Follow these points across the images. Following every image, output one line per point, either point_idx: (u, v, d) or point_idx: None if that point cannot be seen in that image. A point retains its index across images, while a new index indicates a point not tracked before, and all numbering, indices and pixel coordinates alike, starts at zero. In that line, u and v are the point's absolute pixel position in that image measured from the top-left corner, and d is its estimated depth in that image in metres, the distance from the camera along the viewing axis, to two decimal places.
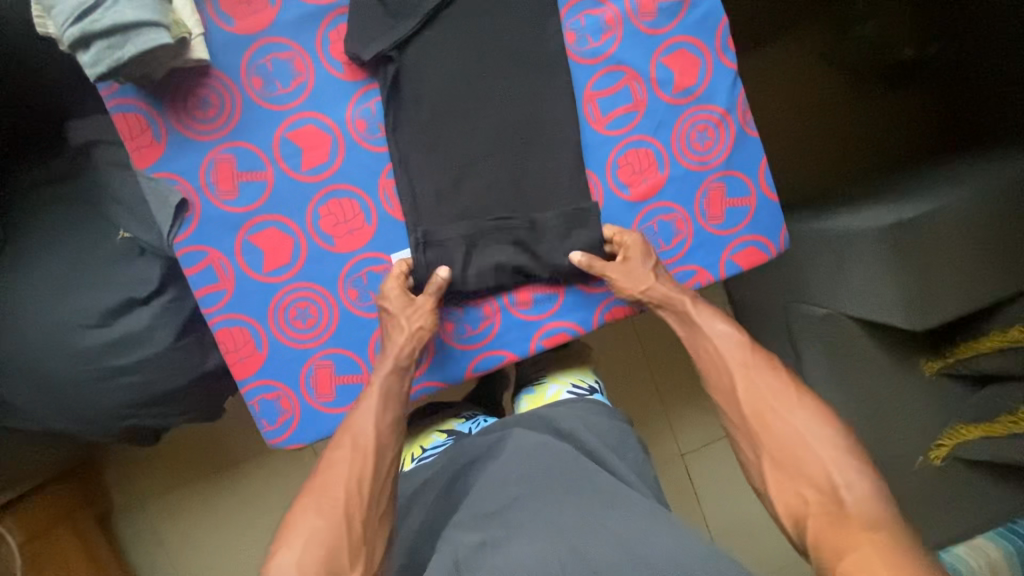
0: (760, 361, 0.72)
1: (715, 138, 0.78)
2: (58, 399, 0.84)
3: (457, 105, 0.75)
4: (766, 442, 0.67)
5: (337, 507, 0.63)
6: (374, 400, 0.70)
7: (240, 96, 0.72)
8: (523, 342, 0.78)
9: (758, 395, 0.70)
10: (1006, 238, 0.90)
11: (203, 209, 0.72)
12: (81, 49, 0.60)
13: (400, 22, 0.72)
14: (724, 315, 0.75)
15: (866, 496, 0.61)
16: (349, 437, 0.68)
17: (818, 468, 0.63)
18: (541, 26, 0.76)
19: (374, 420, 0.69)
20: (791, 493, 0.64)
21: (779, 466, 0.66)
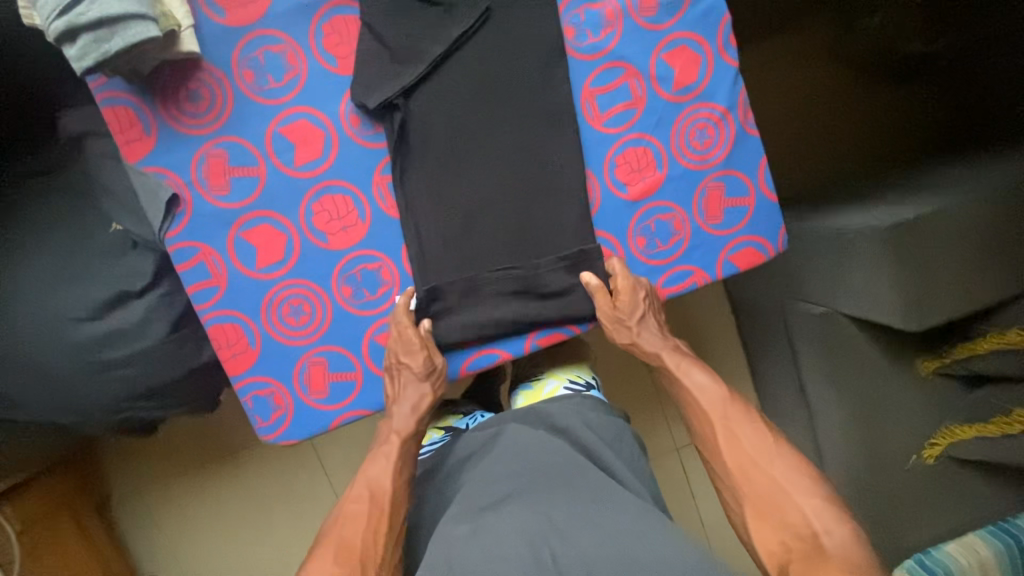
0: (738, 412, 0.73)
1: (715, 137, 0.77)
2: (53, 391, 0.84)
3: (455, 101, 0.73)
4: (746, 491, 0.68)
5: (353, 553, 0.64)
6: (392, 459, 0.73)
7: (231, 89, 0.71)
8: (518, 340, 0.78)
9: (738, 446, 0.70)
10: (1008, 240, 0.89)
11: (195, 204, 0.72)
12: (67, 42, 0.58)
13: (407, 67, 0.71)
14: (704, 367, 0.77)
15: (845, 541, 0.62)
16: (367, 492, 0.70)
17: (797, 515, 0.64)
18: (540, 20, 0.74)
19: (391, 476, 0.72)
20: (775, 542, 0.64)
21: (760, 515, 0.66)
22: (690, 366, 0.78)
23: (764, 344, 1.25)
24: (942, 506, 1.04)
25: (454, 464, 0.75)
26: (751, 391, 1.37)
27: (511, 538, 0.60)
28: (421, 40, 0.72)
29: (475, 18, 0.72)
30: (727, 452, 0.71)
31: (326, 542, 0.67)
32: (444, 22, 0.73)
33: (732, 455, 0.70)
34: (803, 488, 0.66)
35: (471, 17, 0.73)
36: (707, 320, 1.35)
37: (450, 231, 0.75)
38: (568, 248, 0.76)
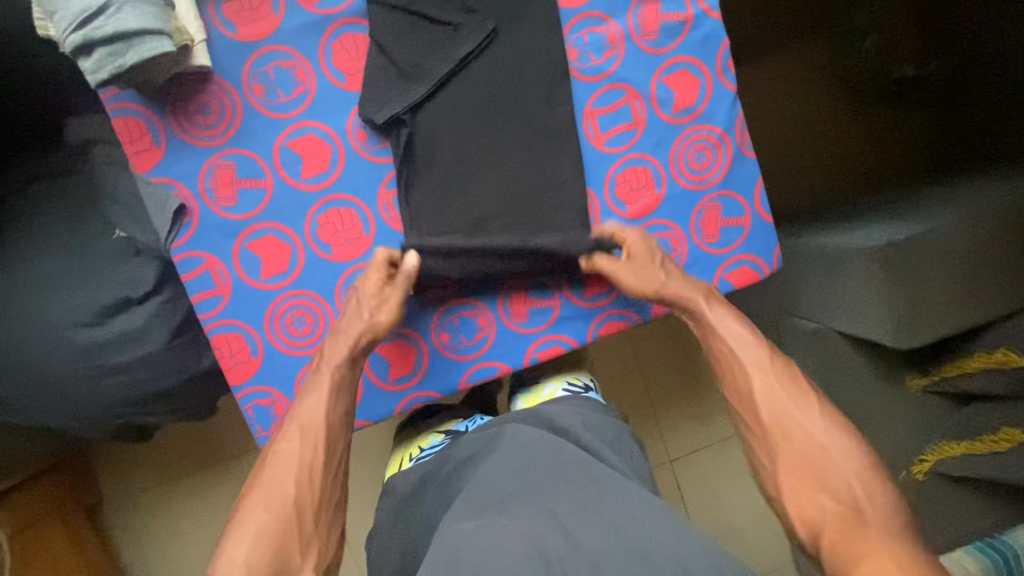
0: (780, 367, 0.73)
1: (712, 158, 0.79)
2: (50, 396, 0.84)
3: (459, 116, 0.75)
4: (783, 448, 0.67)
5: (286, 501, 0.63)
6: (325, 390, 0.70)
7: (241, 101, 0.72)
8: (518, 354, 0.79)
9: (779, 403, 0.70)
10: (995, 261, 0.91)
11: (202, 214, 0.73)
12: (83, 55, 0.60)
13: (413, 84, 0.73)
14: (738, 314, 0.76)
15: (886, 506, 0.61)
16: (300, 429, 0.67)
17: (837, 478, 0.63)
18: (543, 38, 0.76)
19: (325, 411, 0.69)
20: (812, 501, 0.63)
21: (793, 471, 0.65)
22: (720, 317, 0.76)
23: None
24: (931, 521, 1.06)
25: (456, 465, 0.76)
26: None
27: (510, 533, 0.60)
28: (427, 58, 0.73)
29: (480, 38, 0.73)
30: (765, 407, 0.70)
31: (258, 481, 0.64)
32: (450, 40, 0.74)
33: (772, 413, 0.69)
34: (843, 451, 0.65)
35: (478, 35, 0.73)
36: None
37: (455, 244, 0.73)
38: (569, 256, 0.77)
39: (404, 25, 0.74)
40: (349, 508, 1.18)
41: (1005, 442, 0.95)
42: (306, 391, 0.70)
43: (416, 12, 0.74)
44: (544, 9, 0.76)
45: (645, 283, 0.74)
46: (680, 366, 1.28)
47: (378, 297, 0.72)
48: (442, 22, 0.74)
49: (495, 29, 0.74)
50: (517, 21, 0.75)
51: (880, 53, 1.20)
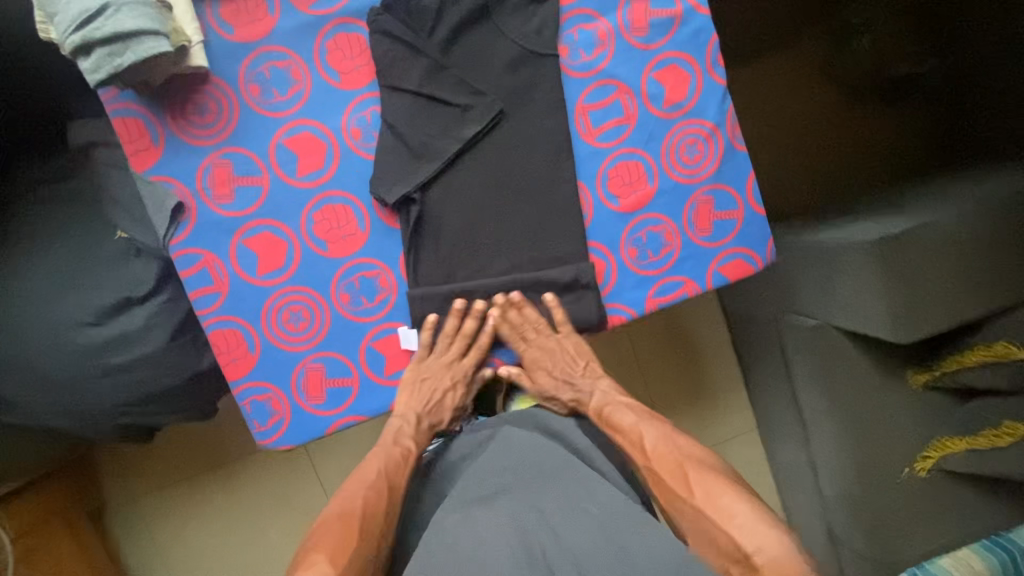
0: (662, 445, 0.75)
1: (704, 151, 0.80)
2: (54, 396, 0.85)
3: (447, 112, 0.75)
4: (683, 525, 0.68)
5: (372, 535, 0.68)
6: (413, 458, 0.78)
7: (237, 101, 0.74)
8: (512, 349, 0.81)
9: (664, 483, 0.72)
10: (993, 254, 0.91)
11: (199, 212, 0.74)
12: (82, 56, 0.61)
13: (423, 163, 0.74)
14: (633, 408, 0.80)
15: (780, 553, 0.60)
16: (387, 485, 0.74)
17: (725, 537, 0.63)
18: (533, 37, 0.76)
19: (406, 476, 0.76)
20: (717, 567, 0.63)
21: (697, 539, 0.66)
22: (618, 409, 0.80)
23: (758, 357, 1.27)
24: (936, 519, 1.04)
25: (451, 464, 0.78)
26: (746, 403, 1.38)
27: (496, 528, 0.62)
28: (438, 138, 0.75)
29: (488, 120, 0.75)
30: (657, 489, 0.72)
31: (349, 522, 0.68)
32: (458, 120, 0.75)
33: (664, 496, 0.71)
34: (727, 511, 0.65)
35: (486, 116, 0.75)
36: (702, 332, 1.36)
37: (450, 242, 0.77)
38: (562, 253, 0.78)
39: (416, 107, 0.75)
40: None
41: (1008, 437, 0.95)
42: (385, 455, 0.77)
43: (428, 94, 0.75)
44: (533, 9, 0.77)
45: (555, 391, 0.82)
46: None
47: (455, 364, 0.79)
48: (453, 104, 0.75)
49: (502, 112, 0.75)
50: (507, 21, 0.76)
51: (875, 53, 1.20)
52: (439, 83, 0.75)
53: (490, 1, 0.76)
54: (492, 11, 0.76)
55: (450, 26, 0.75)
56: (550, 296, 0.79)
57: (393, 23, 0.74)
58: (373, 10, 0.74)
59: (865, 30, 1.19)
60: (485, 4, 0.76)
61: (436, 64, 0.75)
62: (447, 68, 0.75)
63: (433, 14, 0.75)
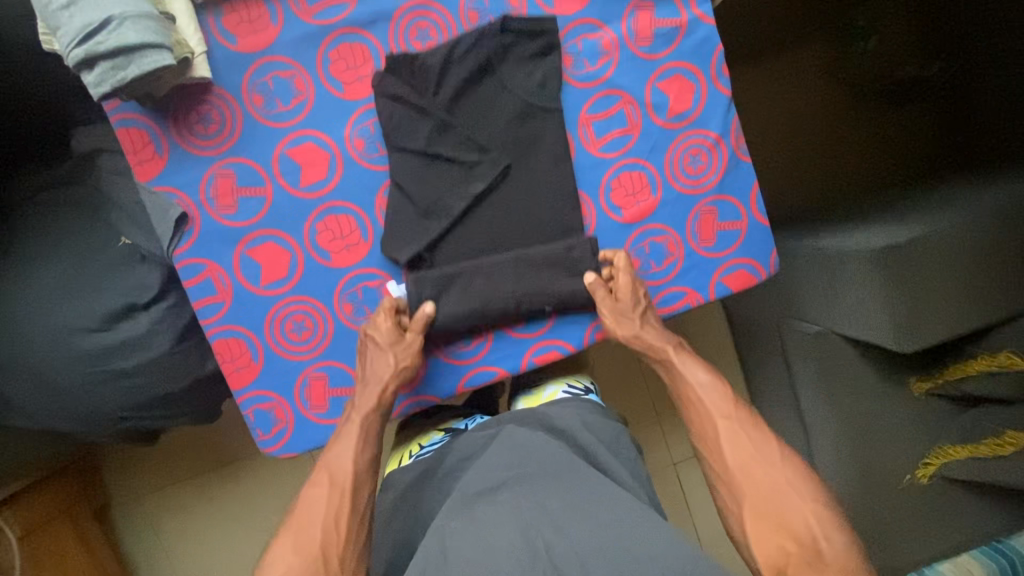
0: (744, 417, 0.73)
1: (707, 162, 0.79)
2: (58, 400, 0.86)
3: (454, 169, 0.76)
4: (745, 493, 0.69)
5: (313, 545, 0.64)
6: (353, 436, 0.73)
7: (240, 111, 0.74)
8: (514, 359, 0.80)
9: (743, 449, 0.71)
10: (998, 264, 0.91)
11: (203, 222, 0.74)
12: (85, 69, 0.61)
13: (430, 221, 0.75)
14: (707, 366, 0.78)
15: (843, 550, 0.62)
16: (330, 475, 0.70)
17: (799, 521, 0.65)
18: (536, 90, 0.76)
19: (353, 457, 0.72)
20: (773, 545, 0.65)
21: (759, 514, 0.66)
22: (690, 363, 0.79)
23: (760, 361, 1.27)
24: (937, 525, 1.04)
25: (455, 462, 0.77)
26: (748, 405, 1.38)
27: (502, 529, 0.61)
28: (447, 195, 0.75)
29: (494, 176, 0.75)
30: (730, 452, 0.71)
31: (290, 522, 0.67)
32: (464, 178, 0.76)
33: (736, 455, 0.71)
34: (805, 495, 0.66)
35: (491, 173, 0.75)
36: (704, 334, 1.36)
37: (450, 306, 0.76)
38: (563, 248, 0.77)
39: (423, 166, 0.75)
40: None
41: (1010, 446, 0.96)
42: (339, 436, 0.74)
43: (434, 153, 0.75)
44: (536, 62, 0.77)
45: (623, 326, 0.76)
46: None
47: (396, 342, 0.74)
48: (458, 162, 0.75)
49: (509, 168, 0.76)
50: (510, 74, 0.76)
51: (881, 54, 1.19)
52: (445, 142, 0.75)
53: (493, 56, 0.75)
54: (495, 66, 0.76)
55: (455, 82, 0.75)
56: (590, 275, 0.76)
57: (397, 86, 0.74)
58: (378, 73, 0.74)
59: (870, 32, 1.18)
60: (489, 60, 0.75)
61: (442, 123, 0.75)
62: (453, 127, 0.75)
63: (436, 73, 0.74)
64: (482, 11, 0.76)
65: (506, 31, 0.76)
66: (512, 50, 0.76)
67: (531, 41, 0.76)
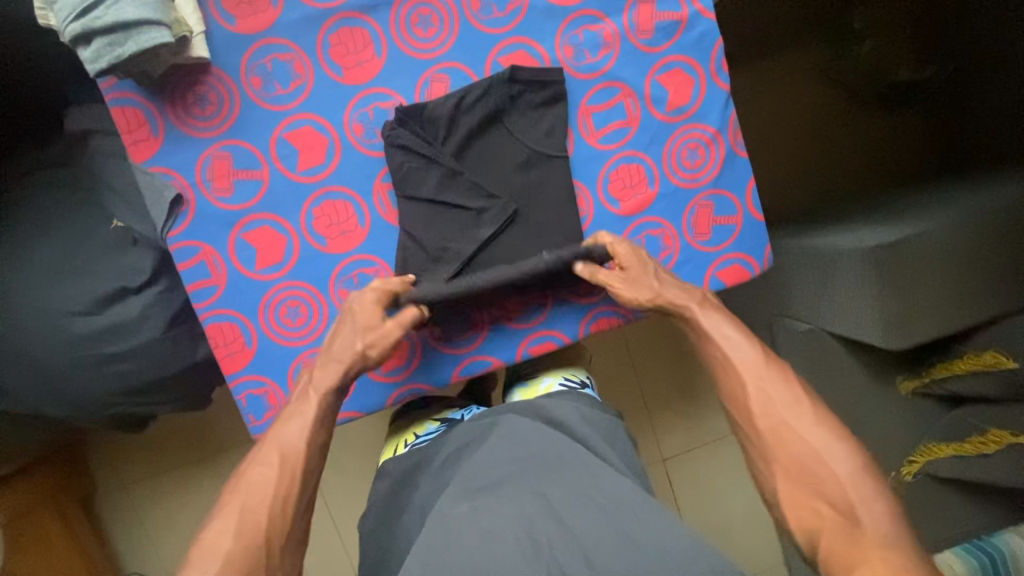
0: (773, 373, 0.66)
1: (705, 156, 0.80)
2: (47, 384, 0.85)
3: (463, 215, 0.76)
4: (779, 457, 0.62)
5: (258, 529, 0.58)
6: (311, 410, 0.67)
7: (238, 93, 0.73)
8: (511, 349, 0.80)
9: (772, 409, 0.64)
10: (986, 264, 0.92)
11: (199, 205, 0.73)
12: (82, 45, 0.60)
13: (440, 266, 0.76)
14: (733, 319, 0.72)
15: (881, 514, 0.57)
16: (279, 456, 0.63)
17: (833, 486, 0.58)
18: (542, 139, 0.77)
19: (307, 437, 0.65)
20: (807, 509, 0.59)
21: (792, 478, 0.61)
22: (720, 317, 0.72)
23: None
24: None
25: (452, 452, 0.77)
26: None
27: (502, 520, 0.62)
28: (455, 239, 0.76)
29: (502, 221, 0.76)
30: (759, 414, 0.65)
31: (229, 506, 0.59)
32: (473, 223, 0.76)
33: (765, 416, 0.64)
34: (840, 459, 0.60)
35: (499, 218, 0.76)
36: None
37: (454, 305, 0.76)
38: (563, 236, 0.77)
39: (433, 213, 0.76)
40: (342, 498, 1.20)
41: (993, 444, 0.96)
42: (289, 417, 0.66)
43: (443, 200, 0.76)
44: (542, 110, 0.78)
45: (637, 292, 0.74)
46: (675, 365, 1.28)
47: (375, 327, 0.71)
48: (467, 208, 0.76)
49: (517, 214, 0.76)
50: (518, 124, 0.78)
51: (878, 56, 1.19)
52: (454, 189, 0.76)
53: (501, 104, 0.76)
54: (502, 113, 0.77)
55: (462, 132, 0.76)
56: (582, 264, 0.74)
57: (408, 137, 0.74)
58: (388, 123, 0.74)
59: (866, 35, 1.18)
60: (496, 109, 0.76)
61: (451, 171, 0.75)
62: (461, 173, 0.76)
63: (445, 123, 0.75)
64: None
65: (515, 81, 0.76)
66: (520, 99, 0.77)
67: (539, 91, 0.77)
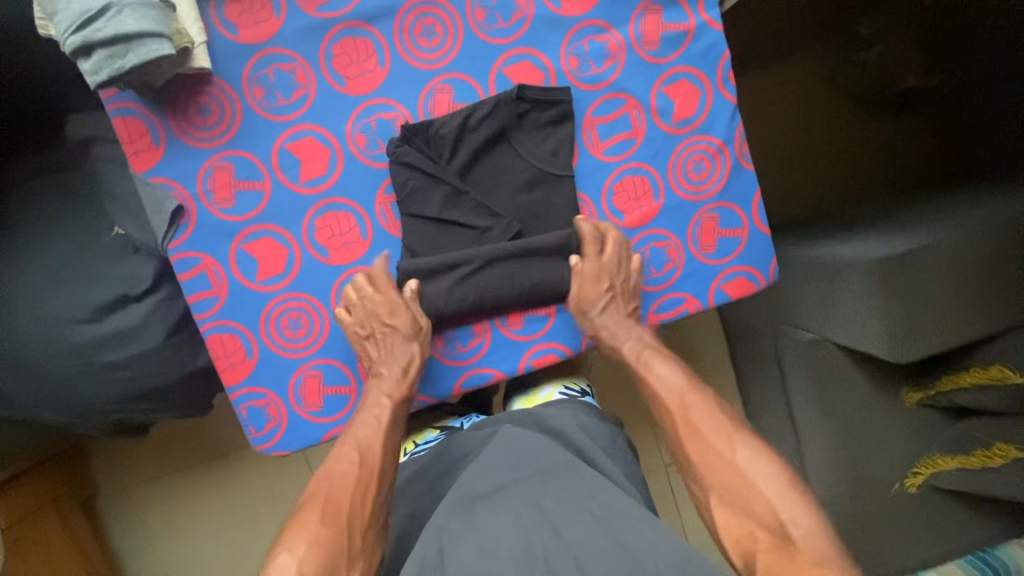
0: (698, 404, 0.73)
1: (711, 168, 0.79)
2: (47, 391, 0.84)
3: (467, 235, 0.76)
4: (709, 480, 0.67)
5: (340, 516, 0.63)
6: (385, 417, 0.73)
7: (240, 103, 0.72)
8: (512, 362, 0.79)
9: (699, 437, 0.70)
10: (993, 277, 0.91)
11: (200, 215, 0.73)
12: (82, 57, 0.60)
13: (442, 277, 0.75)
14: (667, 358, 0.78)
15: (810, 530, 0.59)
16: (358, 454, 0.70)
17: (761, 504, 0.62)
18: (549, 158, 0.77)
19: (381, 440, 0.72)
20: (740, 529, 0.62)
21: (725, 501, 0.65)
22: (657, 355, 0.78)
23: (754, 366, 1.27)
24: (924, 534, 1.06)
25: (451, 461, 0.77)
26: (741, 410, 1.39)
27: (499, 531, 0.61)
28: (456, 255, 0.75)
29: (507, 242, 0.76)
30: (689, 443, 0.70)
31: (316, 497, 0.65)
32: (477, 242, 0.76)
33: (695, 445, 0.70)
34: (766, 476, 0.64)
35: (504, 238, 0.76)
36: (699, 338, 1.36)
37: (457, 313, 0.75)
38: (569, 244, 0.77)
39: (434, 231, 0.76)
40: None
41: (999, 458, 0.97)
42: (360, 421, 0.72)
43: (446, 219, 0.75)
44: (549, 129, 0.77)
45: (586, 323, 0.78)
46: None
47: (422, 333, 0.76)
48: (470, 228, 0.76)
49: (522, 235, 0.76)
50: (524, 141, 0.77)
51: (883, 63, 1.19)
52: (459, 208, 0.76)
53: (507, 124, 0.76)
54: (509, 132, 0.76)
55: (468, 152, 0.75)
56: (576, 258, 0.77)
57: (412, 155, 0.74)
58: (393, 140, 0.74)
59: (873, 41, 1.18)
60: (503, 128, 0.76)
61: (456, 190, 0.75)
62: (466, 193, 0.75)
63: (451, 141, 0.74)
64: (489, 8, 0.75)
65: (522, 100, 0.75)
66: (526, 118, 0.76)
67: (547, 109, 0.76)
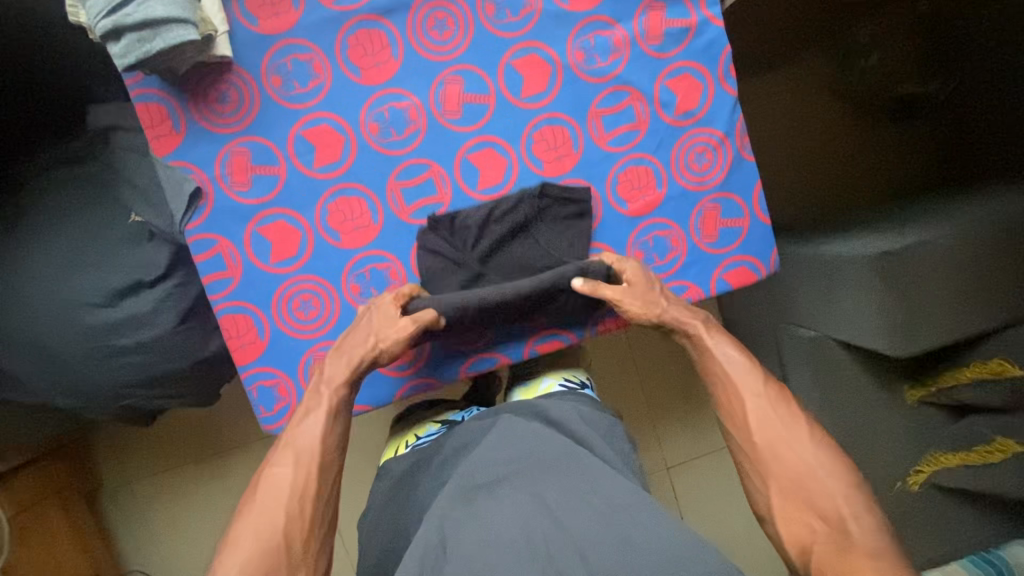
0: (771, 394, 0.71)
1: (713, 160, 0.82)
2: (59, 375, 0.86)
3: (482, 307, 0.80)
4: (775, 472, 0.66)
5: (277, 529, 0.60)
6: (324, 413, 0.70)
7: (258, 90, 0.75)
8: (518, 346, 0.82)
9: (769, 426, 0.69)
10: (993, 273, 0.92)
11: (217, 198, 0.75)
12: (111, 40, 0.63)
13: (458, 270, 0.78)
14: (736, 343, 0.76)
15: (872, 528, 0.59)
16: (294, 457, 0.66)
17: (826, 499, 0.62)
18: (567, 250, 0.80)
19: (322, 436, 0.68)
20: (802, 524, 0.62)
21: (787, 494, 0.64)
22: (720, 341, 0.77)
23: None
24: (926, 532, 1.06)
25: (452, 452, 0.78)
26: None
27: (501, 522, 0.62)
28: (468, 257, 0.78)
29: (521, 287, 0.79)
30: (758, 430, 0.69)
31: (249, 507, 0.62)
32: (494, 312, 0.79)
33: (765, 433, 0.68)
34: (836, 477, 0.64)
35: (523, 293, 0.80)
36: None
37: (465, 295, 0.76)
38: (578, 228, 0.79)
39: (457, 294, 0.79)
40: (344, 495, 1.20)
41: (999, 454, 0.97)
42: (299, 420, 0.69)
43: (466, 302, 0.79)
44: (569, 224, 0.80)
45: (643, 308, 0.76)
46: (679, 372, 1.29)
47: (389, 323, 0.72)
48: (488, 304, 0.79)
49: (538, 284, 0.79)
50: (544, 233, 0.80)
51: (882, 70, 1.24)
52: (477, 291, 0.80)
53: (528, 218, 0.79)
54: (530, 224, 0.79)
55: (490, 241, 0.78)
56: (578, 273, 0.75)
57: (437, 241, 0.78)
58: (419, 226, 0.78)
59: (872, 49, 1.23)
60: (525, 220, 0.79)
61: (474, 274, 0.79)
62: (484, 277, 0.79)
63: (474, 232, 0.78)
64: (499, 3, 0.78)
65: (544, 195, 0.79)
66: (547, 212, 0.80)
67: (567, 206, 0.79)
